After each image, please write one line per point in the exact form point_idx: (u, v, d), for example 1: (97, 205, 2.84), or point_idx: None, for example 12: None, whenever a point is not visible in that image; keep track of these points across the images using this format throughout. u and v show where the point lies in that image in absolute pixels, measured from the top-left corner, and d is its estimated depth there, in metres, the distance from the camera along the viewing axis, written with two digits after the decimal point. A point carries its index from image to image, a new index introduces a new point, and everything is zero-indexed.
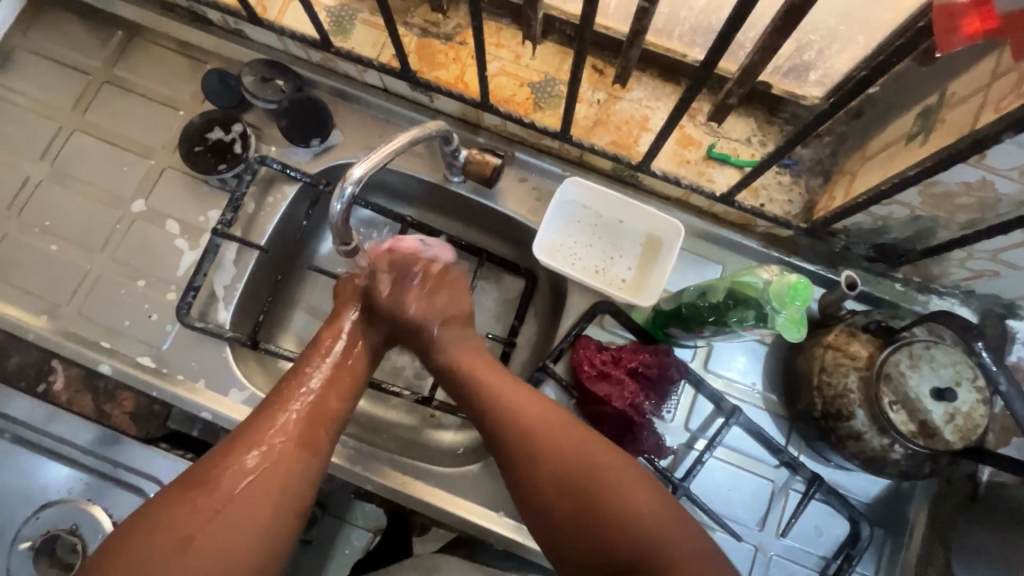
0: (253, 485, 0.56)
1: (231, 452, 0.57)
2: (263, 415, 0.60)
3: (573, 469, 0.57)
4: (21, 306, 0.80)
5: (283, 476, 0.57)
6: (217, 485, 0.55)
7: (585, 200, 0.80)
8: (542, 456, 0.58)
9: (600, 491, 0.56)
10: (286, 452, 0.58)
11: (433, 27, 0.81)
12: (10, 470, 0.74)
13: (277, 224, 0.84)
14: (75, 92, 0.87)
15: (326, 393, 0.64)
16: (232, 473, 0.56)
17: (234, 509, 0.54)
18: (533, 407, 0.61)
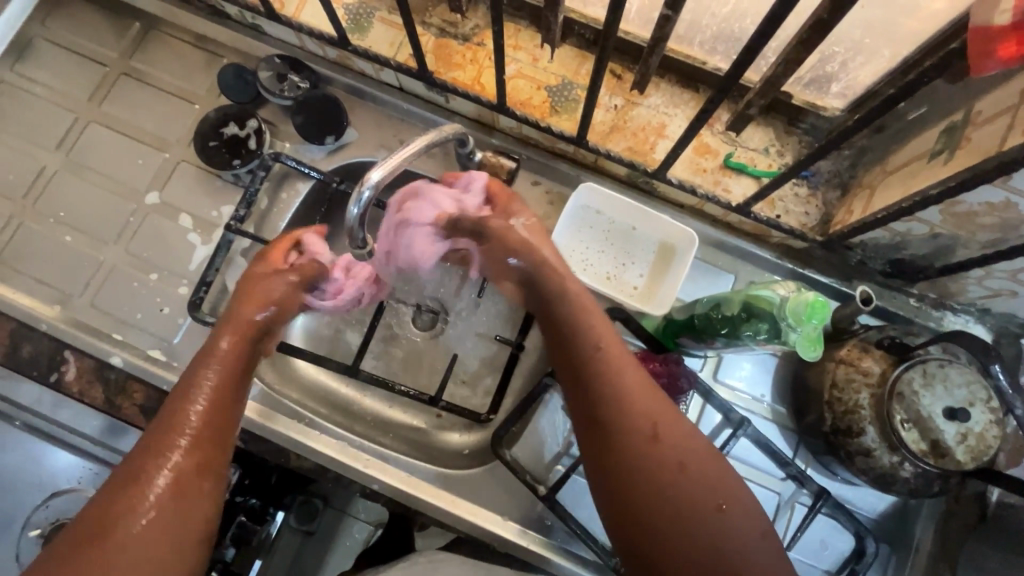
0: (151, 524, 0.54)
1: (111, 513, 0.54)
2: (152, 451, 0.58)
3: (676, 467, 0.58)
4: (35, 296, 0.81)
5: (183, 504, 0.57)
6: (112, 531, 0.53)
7: (598, 206, 0.79)
8: (654, 450, 0.59)
9: (703, 497, 0.57)
10: (176, 484, 0.57)
11: (451, 27, 0.81)
12: (21, 457, 0.77)
13: (290, 220, 0.85)
14: (92, 83, 0.87)
15: (209, 421, 0.61)
16: (129, 519, 0.54)
17: (146, 534, 0.54)
18: (642, 390, 0.62)
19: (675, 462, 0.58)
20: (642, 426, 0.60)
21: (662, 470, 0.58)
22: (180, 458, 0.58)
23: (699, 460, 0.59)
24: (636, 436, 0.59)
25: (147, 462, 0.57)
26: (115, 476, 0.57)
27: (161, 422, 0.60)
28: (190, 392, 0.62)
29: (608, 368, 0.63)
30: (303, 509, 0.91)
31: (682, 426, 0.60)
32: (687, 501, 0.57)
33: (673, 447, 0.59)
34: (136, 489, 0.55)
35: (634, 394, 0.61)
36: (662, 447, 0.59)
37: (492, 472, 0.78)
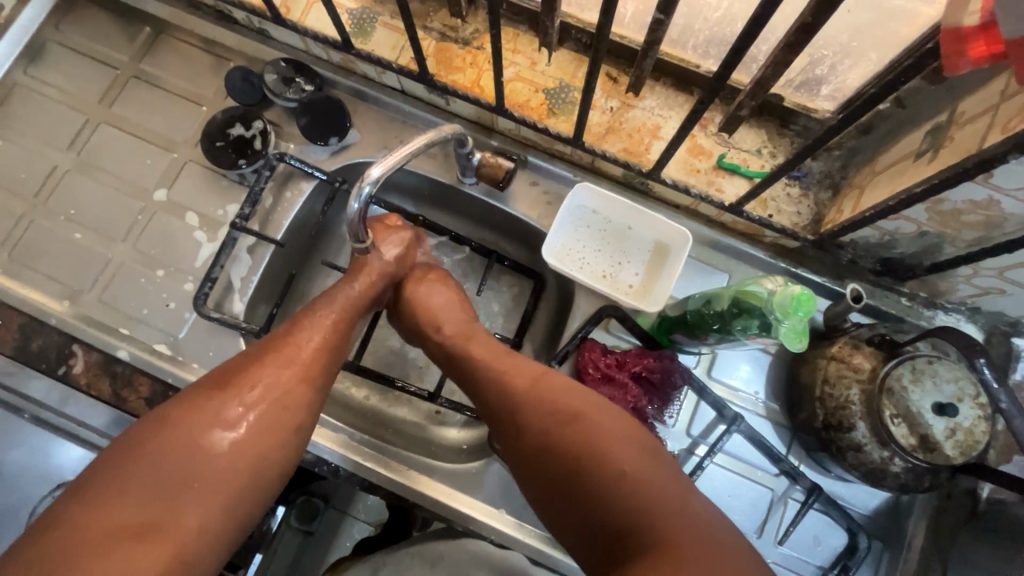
0: (268, 405, 0.58)
1: (236, 380, 0.58)
2: (284, 338, 0.62)
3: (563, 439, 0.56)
4: (45, 291, 0.83)
5: (283, 415, 0.58)
6: (241, 392, 0.57)
7: (594, 206, 0.82)
8: (545, 426, 0.58)
9: (597, 463, 0.54)
10: (296, 379, 0.60)
11: (452, 32, 0.83)
12: (32, 450, 0.80)
13: (293, 219, 0.87)
14: (103, 85, 0.89)
15: (342, 325, 0.66)
16: (250, 392, 0.58)
17: (261, 410, 0.57)
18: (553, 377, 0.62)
19: (562, 440, 0.56)
20: (557, 465, 0.56)
21: (559, 445, 0.56)
22: (310, 348, 0.62)
23: (605, 435, 0.56)
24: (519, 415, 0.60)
25: (287, 346, 0.62)
26: (221, 372, 0.59)
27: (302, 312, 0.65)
28: (336, 295, 0.67)
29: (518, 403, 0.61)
30: (305, 507, 0.92)
31: (588, 406, 0.58)
32: (575, 473, 0.54)
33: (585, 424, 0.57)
34: (263, 369, 0.59)
35: (557, 428, 0.57)
36: (545, 421, 0.58)
37: (489, 468, 0.79)
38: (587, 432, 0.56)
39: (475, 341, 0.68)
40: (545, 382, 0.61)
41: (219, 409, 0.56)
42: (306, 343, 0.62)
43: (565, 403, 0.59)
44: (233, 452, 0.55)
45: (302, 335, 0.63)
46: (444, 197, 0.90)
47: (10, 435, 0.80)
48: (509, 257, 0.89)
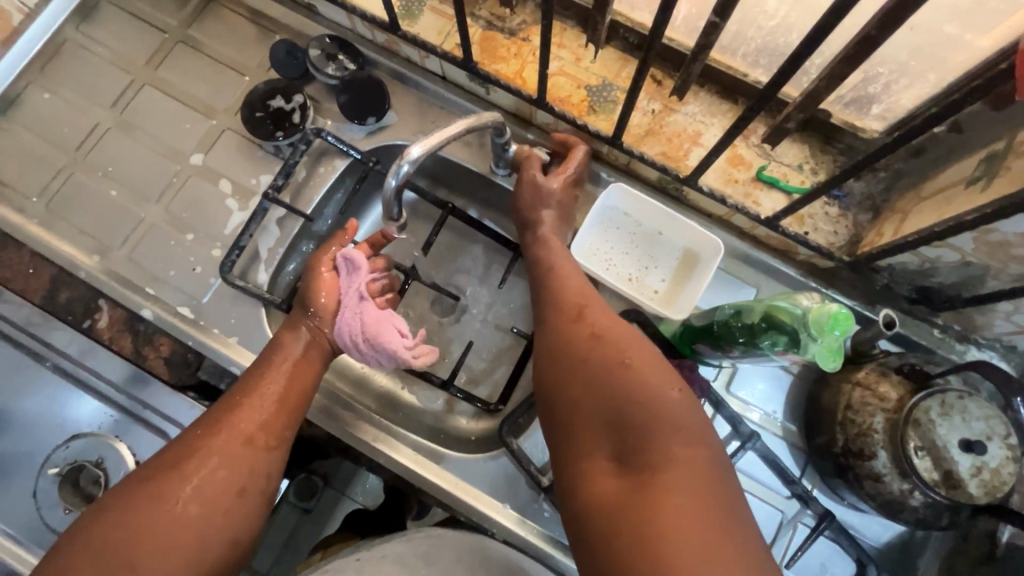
0: (215, 476, 0.62)
1: (186, 455, 0.62)
2: (232, 405, 0.67)
3: (598, 339, 0.60)
4: (75, 244, 0.84)
5: (228, 480, 0.62)
6: (186, 468, 0.61)
7: (626, 208, 0.81)
8: (582, 333, 0.61)
9: (624, 368, 0.56)
10: (241, 448, 0.64)
11: (499, 21, 0.82)
12: (52, 398, 0.80)
13: (324, 195, 0.87)
14: (151, 48, 0.91)
15: (288, 388, 0.70)
16: (199, 464, 0.62)
17: (206, 479, 0.61)
18: (585, 294, 0.66)
19: (594, 342, 0.59)
20: (583, 368, 0.58)
21: (590, 346, 0.59)
22: (256, 414, 0.67)
23: (635, 352, 0.57)
24: (559, 316, 0.65)
25: (237, 413, 0.66)
26: (170, 449, 0.64)
27: (248, 378, 0.70)
28: (277, 358, 0.72)
29: (560, 306, 0.66)
30: (303, 483, 0.92)
31: (618, 324, 0.61)
32: (602, 374, 0.56)
33: (613, 335, 0.60)
34: (210, 440, 0.64)
35: (590, 336, 0.60)
36: (583, 325, 0.62)
37: (496, 460, 0.79)
38: (605, 324, 0.61)
39: (553, 273, 0.70)
40: (580, 302, 0.65)
41: (162, 488, 0.60)
42: (252, 411, 0.67)
43: (614, 332, 0.60)
44: (185, 526, 0.58)
45: (253, 403, 0.67)
46: (475, 186, 0.90)
47: (34, 380, 0.80)
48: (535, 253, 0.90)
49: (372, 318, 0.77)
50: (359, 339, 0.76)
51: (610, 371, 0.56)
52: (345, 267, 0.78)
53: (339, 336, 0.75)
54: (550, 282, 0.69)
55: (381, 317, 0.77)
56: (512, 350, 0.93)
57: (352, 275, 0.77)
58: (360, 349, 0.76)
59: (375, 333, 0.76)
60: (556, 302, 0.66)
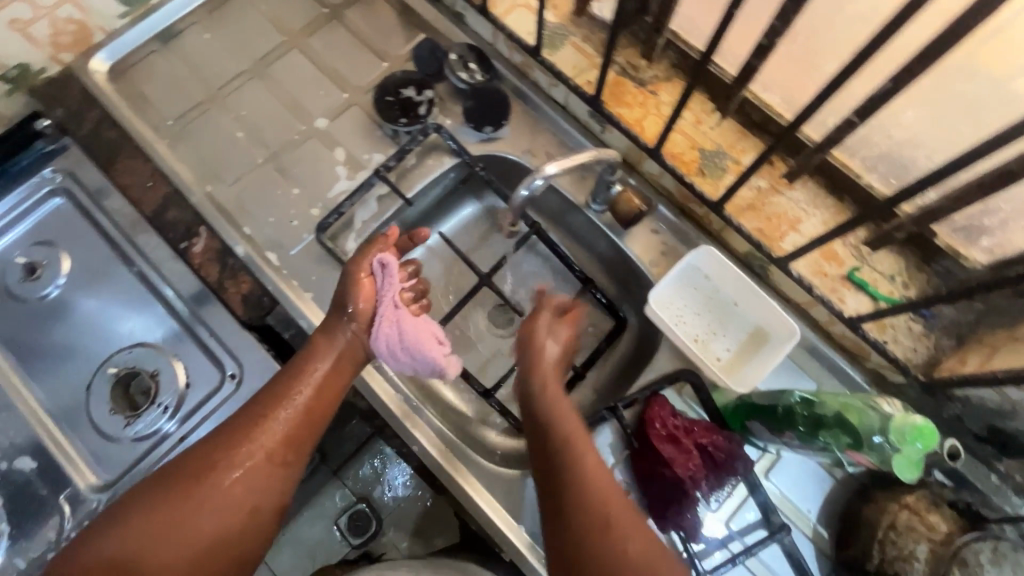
0: (233, 492, 0.63)
1: (206, 466, 0.64)
2: (256, 418, 0.67)
3: (596, 497, 0.59)
4: (193, 171, 0.90)
5: (246, 498, 0.64)
6: (204, 480, 0.63)
7: (707, 271, 0.82)
8: (574, 491, 0.60)
9: (614, 530, 0.57)
10: (260, 465, 0.65)
11: (633, 70, 0.86)
12: (131, 304, 0.86)
13: (425, 184, 0.91)
14: (307, 17, 0.98)
15: (313, 401, 0.70)
16: (217, 480, 0.63)
17: (224, 496, 0.63)
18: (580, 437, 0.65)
19: (585, 495, 0.59)
20: (581, 517, 0.58)
21: (584, 496, 0.59)
22: (280, 427, 0.67)
23: (623, 515, 0.58)
24: (554, 462, 0.63)
25: (257, 426, 0.66)
26: (189, 457, 0.65)
27: (276, 386, 0.70)
28: (309, 366, 0.71)
29: (560, 448, 0.64)
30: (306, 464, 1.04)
31: (606, 479, 0.61)
32: (597, 535, 0.57)
33: (604, 483, 0.60)
34: (233, 452, 0.65)
35: (590, 486, 0.60)
36: (576, 476, 0.61)
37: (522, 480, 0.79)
38: (598, 477, 0.61)
39: (558, 408, 0.68)
40: (577, 443, 0.64)
41: (178, 504, 0.62)
42: (275, 426, 0.67)
43: (604, 485, 0.60)
44: (200, 544, 0.61)
45: (278, 416, 0.68)
46: (564, 214, 0.94)
47: (121, 283, 0.87)
48: (603, 294, 0.94)
49: (404, 325, 0.75)
50: (395, 347, 0.75)
51: (604, 539, 0.56)
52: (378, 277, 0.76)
53: (375, 348, 0.74)
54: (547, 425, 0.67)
55: (416, 324, 0.76)
56: None
57: (386, 287, 0.76)
58: (399, 359, 0.75)
59: (413, 342, 0.75)
60: (547, 459, 0.64)
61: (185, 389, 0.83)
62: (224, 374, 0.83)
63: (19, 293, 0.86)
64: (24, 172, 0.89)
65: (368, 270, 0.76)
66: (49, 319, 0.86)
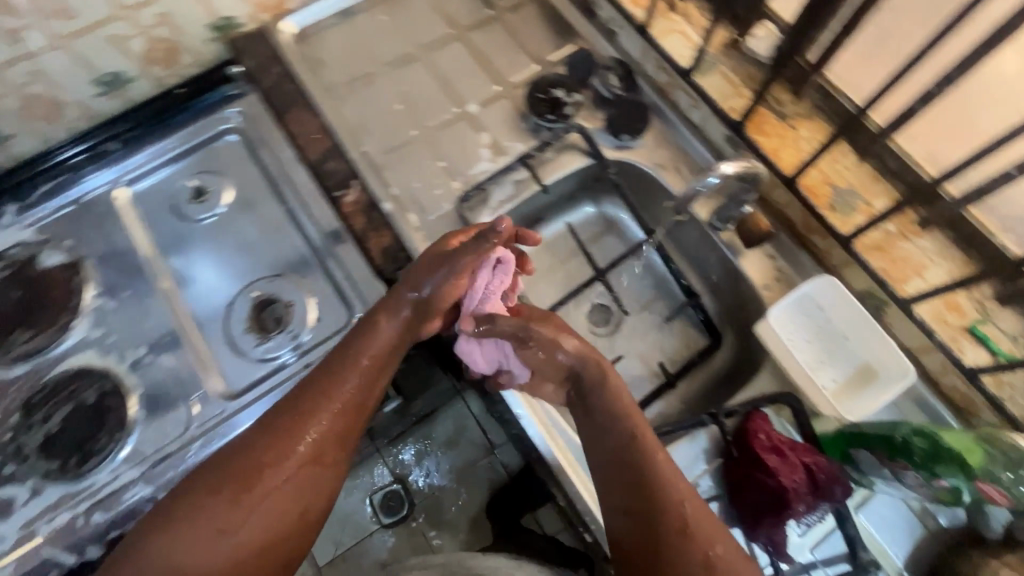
0: (288, 492, 0.65)
1: (253, 471, 0.64)
2: (299, 421, 0.67)
3: (691, 527, 0.63)
4: (354, 131, 0.98)
5: (298, 499, 0.66)
6: (255, 483, 0.64)
7: (822, 302, 0.84)
8: (670, 522, 0.63)
9: (711, 564, 0.61)
10: (306, 466, 0.66)
11: (777, 105, 0.92)
12: (279, 240, 0.94)
13: (559, 177, 0.97)
14: (474, 14, 1.08)
15: (354, 400, 0.70)
16: (268, 482, 0.64)
17: (277, 497, 0.64)
18: (666, 474, 0.65)
19: (683, 526, 0.63)
20: (678, 546, 0.62)
21: (678, 528, 0.62)
22: (324, 429, 0.67)
23: (720, 542, 0.62)
24: (643, 491, 0.64)
25: (301, 428, 0.67)
26: (238, 457, 0.65)
27: (318, 384, 0.69)
28: (350, 364, 0.70)
29: (651, 473, 0.65)
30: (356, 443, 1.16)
31: (697, 503, 0.65)
32: (698, 564, 0.61)
33: (698, 517, 0.63)
34: (284, 450, 0.66)
35: (685, 522, 0.63)
36: (676, 506, 0.63)
37: None
38: (689, 508, 0.64)
39: (631, 437, 0.67)
40: (663, 480, 0.64)
41: (228, 510, 0.62)
42: (319, 428, 0.67)
43: (698, 517, 0.63)
44: (257, 543, 0.63)
45: (319, 417, 0.67)
46: (680, 227, 0.98)
47: (273, 219, 0.96)
48: (705, 310, 0.99)
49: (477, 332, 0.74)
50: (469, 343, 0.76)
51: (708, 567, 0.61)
52: (471, 285, 0.74)
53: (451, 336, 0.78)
54: (618, 446, 0.67)
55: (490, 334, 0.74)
56: (649, 381, 0.98)
57: (479, 297, 0.74)
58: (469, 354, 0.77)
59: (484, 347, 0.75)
60: (635, 480, 0.65)
61: (314, 323, 0.90)
62: (352, 316, 0.90)
63: (184, 211, 0.95)
64: (208, 109, 1.01)
65: (473, 269, 0.73)
66: (202, 239, 0.94)
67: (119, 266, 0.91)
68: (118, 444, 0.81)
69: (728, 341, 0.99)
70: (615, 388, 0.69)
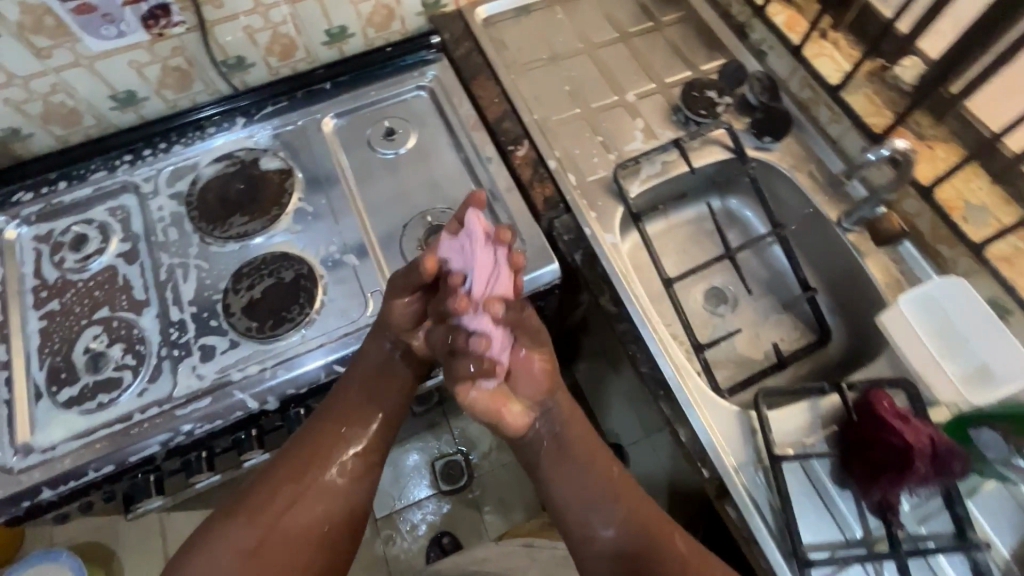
0: (324, 491, 0.77)
1: (305, 465, 0.77)
2: (337, 427, 0.80)
3: (650, 535, 0.78)
4: (528, 101, 1.14)
5: (345, 485, 0.78)
6: (300, 480, 0.77)
7: (946, 304, 0.90)
8: (631, 535, 0.77)
9: (669, 560, 0.76)
10: (354, 452, 0.80)
11: (916, 126, 1.03)
12: (452, 179, 1.09)
13: (703, 166, 1.10)
14: (638, 22, 1.23)
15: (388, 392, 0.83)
16: (308, 482, 0.77)
17: (318, 488, 0.77)
18: (619, 493, 0.80)
19: (637, 534, 0.77)
20: (646, 548, 0.76)
21: (639, 535, 0.77)
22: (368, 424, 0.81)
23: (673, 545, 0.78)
24: (608, 507, 0.78)
25: (336, 432, 0.80)
26: (268, 476, 0.77)
27: (316, 433, 0.80)
28: (366, 387, 0.83)
29: (608, 492, 0.79)
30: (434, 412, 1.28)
31: (640, 508, 0.80)
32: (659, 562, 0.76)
33: (649, 524, 0.79)
34: (310, 473, 0.77)
35: (641, 531, 0.78)
36: (628, 519, 0.78)
37: (735, 415, 0.88)
38: (641, 518, 0.79)
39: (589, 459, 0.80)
40: (618, 501, 0.79)
41: (278, 502, 0.75)
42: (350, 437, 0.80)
43: (650, 524, 0.79)
44: (309, 531, 0.75)
45: (349, 421, 0.81)
46: (804, 225, 1.08)
47: (448, 163, 1.10)
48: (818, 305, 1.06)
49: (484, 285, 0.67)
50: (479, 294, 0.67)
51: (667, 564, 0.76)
52: (457, 263, 0.68)
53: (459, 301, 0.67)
54: (562, 497, 0.79)
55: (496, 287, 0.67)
56: (758, 360, 1.07)
57: (473, 276, 0.67)
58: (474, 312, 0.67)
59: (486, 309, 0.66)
60: (574, 527, 0.79)
61: None
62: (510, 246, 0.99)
63: (375, 145, 1.12)
64: (406, 68, 1.18)
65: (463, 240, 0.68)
66: (388, 170, 1.10)
67: (320, 179, 1.08)
68: (306, 317, 0.94)
69: (841, 332, 1.07)
70: (577, 426, 0.80)
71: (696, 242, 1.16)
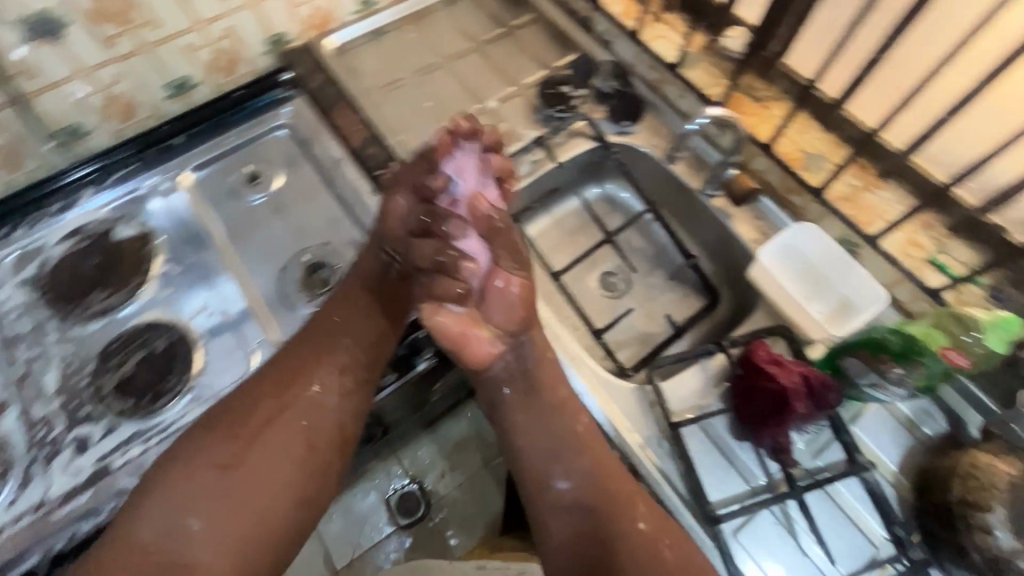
0: (303, 409, 0.82)
1: (283, 385, 0.83)
2: (317, 347, 0.85)
3: (621, 490, 0.83)
4: (389, 123, 1.13)
5: (320, 409, 0.83)
6: (281, 398, 0.82)
7: (803, 247, 0.96)
8: (603, 488, 0.82)
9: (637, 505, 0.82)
10: (334, 376, 0.84)
11: (751, 91, 1.10)
12: (328, 218, 1.10)
13: (570, 159, 1.13)
14: (487, 30, 1.26)
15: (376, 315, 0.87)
16: (288, 402, 0.82)
17: (297, 409, 0.82)
18: (594, 447, 0.84)
19: (605, 488, 0.82)
20: (614, 494, 0.82)
21: (607, 492, 0.82)
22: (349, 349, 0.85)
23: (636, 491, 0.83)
24: (580, 462, 0.83)
25: (316, 355, 0.85)
26: (251, 393, 0.83)
27: (307, 351, 0.85)
28: (351, 309, 0.87)
29: (583, 448, 0.84)
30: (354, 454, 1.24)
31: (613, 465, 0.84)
32: (627, 512, 0.82)
33: (619, 482, 0.83)
34: (294, 391, 0.83)
35: (615, 482, 0.83)
36: (598, 476, 0.83)
37: (635, 392, 0.90)
38: (611, 473, 0.84)
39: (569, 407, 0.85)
40: (592, 460, 0.84)
41: (251, 422, 0.81)
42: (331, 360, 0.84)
43: (620, 482, 0.83)
44: (283, 452, 0.81)
45: (329, 342, 0.85)
46: (672, 198, 1.13)
47: (320, 200, 1.11)
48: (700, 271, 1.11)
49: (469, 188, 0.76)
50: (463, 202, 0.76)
51: (635, 508, 0.82)
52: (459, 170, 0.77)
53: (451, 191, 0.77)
54: (538, 445, 0.85)
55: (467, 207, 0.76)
56: (657, 333, 1.11)
57: (462, 183, 0.76)
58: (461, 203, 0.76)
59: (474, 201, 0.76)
60: (558, 472, 0.85)
61: None
62: None
63: (242, 193, 1.11)
64: (261, 110, 1.15)
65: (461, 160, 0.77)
66: (262, 218, 1.10)
67: (188, 238, 1.09)
68: (185, 385, 0.97)
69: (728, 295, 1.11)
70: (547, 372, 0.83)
71: (582, 232, 1.20)
